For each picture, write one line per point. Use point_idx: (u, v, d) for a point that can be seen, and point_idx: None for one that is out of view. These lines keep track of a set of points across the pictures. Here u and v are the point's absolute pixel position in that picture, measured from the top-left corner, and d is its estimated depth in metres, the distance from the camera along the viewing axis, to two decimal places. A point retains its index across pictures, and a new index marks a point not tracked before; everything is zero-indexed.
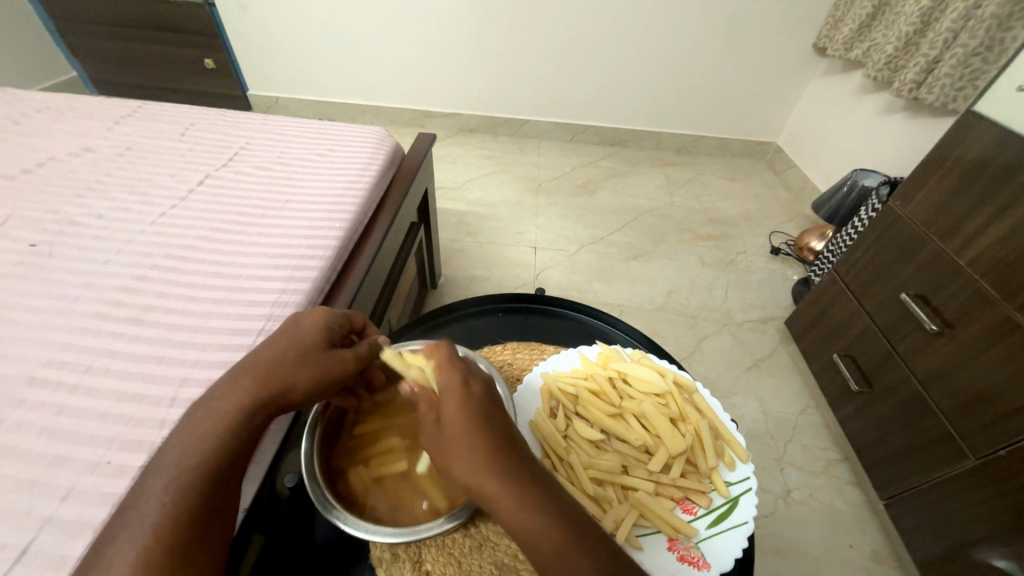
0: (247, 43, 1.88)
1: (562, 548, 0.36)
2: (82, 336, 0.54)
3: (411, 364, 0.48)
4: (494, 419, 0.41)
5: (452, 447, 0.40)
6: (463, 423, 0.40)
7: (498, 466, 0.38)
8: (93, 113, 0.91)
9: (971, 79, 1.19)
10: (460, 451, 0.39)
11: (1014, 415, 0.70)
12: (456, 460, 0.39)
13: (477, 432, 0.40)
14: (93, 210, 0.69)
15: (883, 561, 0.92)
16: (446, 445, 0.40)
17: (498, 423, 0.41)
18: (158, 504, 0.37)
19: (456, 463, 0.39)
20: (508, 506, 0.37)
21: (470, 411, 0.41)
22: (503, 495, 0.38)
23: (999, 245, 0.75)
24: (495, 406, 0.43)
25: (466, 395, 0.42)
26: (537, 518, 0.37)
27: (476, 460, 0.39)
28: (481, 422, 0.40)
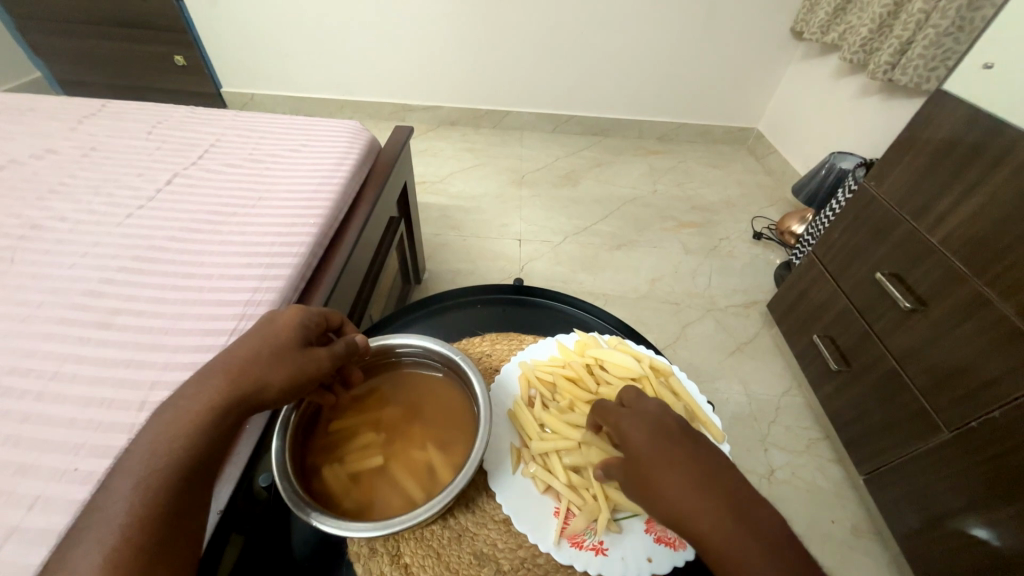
0: (219, 38, 1.83)
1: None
2: (47, 341, 0.52)
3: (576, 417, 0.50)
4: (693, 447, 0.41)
5: (656, 474, 0.40)
6: (651, 453, 0.41)
7: (692, 481, 0.39)
8: (55, 112, 0.88)
9: (942, 60, 1.20)
10: (667, 478, 0.39)
11: (986, 387, 0.72)
12: (662, 486, 0.39)
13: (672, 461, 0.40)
14: (56, 213, 0.67)
15: (864, 534, 0.94)
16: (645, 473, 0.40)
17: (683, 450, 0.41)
18: (125, 505, 0.36)
19: (657, 491, 0.39)
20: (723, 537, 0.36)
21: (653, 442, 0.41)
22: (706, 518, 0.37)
23: (971, 222, 0.77)
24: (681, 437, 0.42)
25: (656, 426, 0.43)
26: (765, 555, 0.35)
27: (675, 484, 0.39)
28: (678, 450, 0.41)
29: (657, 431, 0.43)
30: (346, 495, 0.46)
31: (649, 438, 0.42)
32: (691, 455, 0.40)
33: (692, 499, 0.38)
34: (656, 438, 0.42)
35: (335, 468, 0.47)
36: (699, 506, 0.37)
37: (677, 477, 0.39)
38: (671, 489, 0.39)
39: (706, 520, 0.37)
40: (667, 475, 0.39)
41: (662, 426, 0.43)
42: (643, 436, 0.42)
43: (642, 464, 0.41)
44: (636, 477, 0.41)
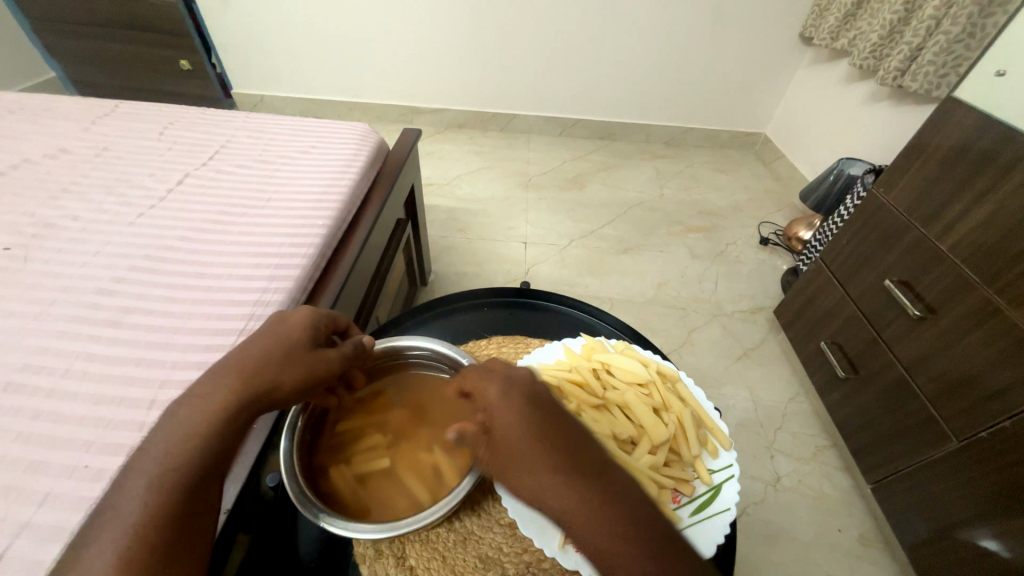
0: (230, 40, 1.86)
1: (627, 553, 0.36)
2: (59, 339, 0.53)
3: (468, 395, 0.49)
4: (553, 420, 0.43)
5: (512, 442, 0.41)
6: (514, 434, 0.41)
7: (550, 463, 0.39)
8: (69, 113, 0.89)
9: (953, 66, 1.20)
10: (527, 459, 0.40)
11: (995, 397, 0.71)
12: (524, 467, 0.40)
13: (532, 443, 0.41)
14: (69, 212, 0.68)
15: (871, 543, 0.93)
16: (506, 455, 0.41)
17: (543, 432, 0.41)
18: (139, 504, 0.36)
19: (515, 458, 0.41)
20: (569, 504, 0.38)
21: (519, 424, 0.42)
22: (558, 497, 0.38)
23: (981, 229, 0.76)
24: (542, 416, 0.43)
25: (522, 398, 0.44)
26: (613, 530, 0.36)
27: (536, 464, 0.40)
28: (537, 424, 0.42)
29: (523, 403, 0.43)
30: (358, 497, 0.46)
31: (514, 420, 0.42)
32: (552, 428, 0.42)
33: (547, 470, 0.39)
34: (518, 408, 0.43)
35: (342, 470, 0.47)
36: (551, 476, 0.39)
37: (537, 448, 0.40)
38: (528, 459, 0.40)
39: (561, 489, 0.38)
40: (527, 445, 0.41)
41: (528, 398, 0.44)
42: (505, 409, 0.43)
43: (500, 431, 0.42)
44: (496, 445, 0.42)
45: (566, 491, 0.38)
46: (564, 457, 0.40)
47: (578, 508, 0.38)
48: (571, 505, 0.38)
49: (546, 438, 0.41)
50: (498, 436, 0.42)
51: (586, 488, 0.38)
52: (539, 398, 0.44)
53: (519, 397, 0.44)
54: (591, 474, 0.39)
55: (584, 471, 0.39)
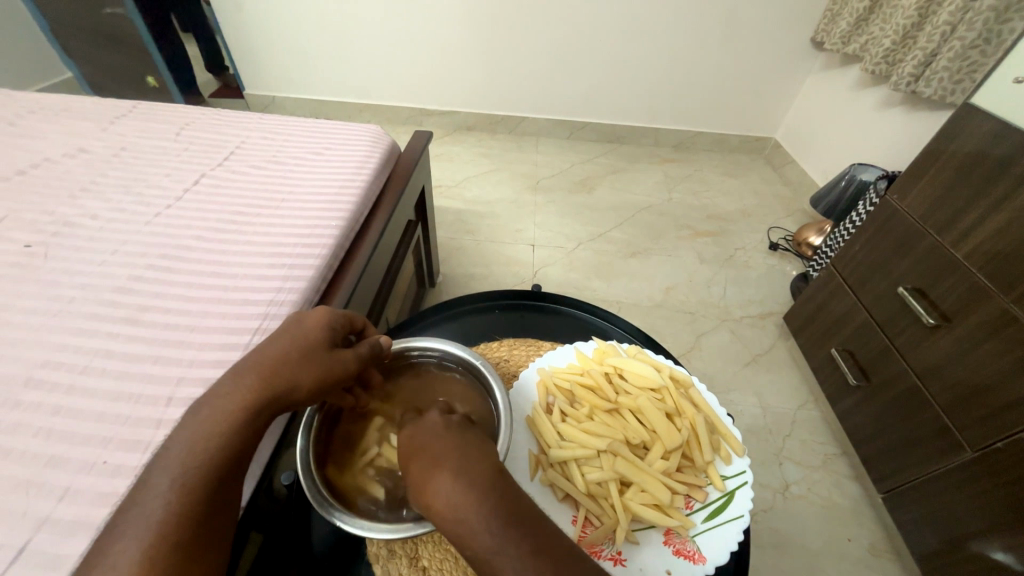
0: (244, 42, 1.88)
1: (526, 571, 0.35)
2: (78, 336, 0.54)
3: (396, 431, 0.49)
4: (465, 445, 0.42)
5: (419, 475, 0.40)
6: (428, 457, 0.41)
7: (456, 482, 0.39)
8: (88, 113, 0.91)
9: (969, 72, 1.18)
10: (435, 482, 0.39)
11: (1011, 407, 0.70)
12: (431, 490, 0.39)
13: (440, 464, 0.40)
14: (88, 211, 0.69)
15: (881, 554, 0.92)
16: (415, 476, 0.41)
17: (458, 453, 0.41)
18: (162, 502, 0.37)
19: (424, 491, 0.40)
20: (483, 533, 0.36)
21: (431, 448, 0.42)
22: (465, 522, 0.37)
23: (997, 238, 0.75)
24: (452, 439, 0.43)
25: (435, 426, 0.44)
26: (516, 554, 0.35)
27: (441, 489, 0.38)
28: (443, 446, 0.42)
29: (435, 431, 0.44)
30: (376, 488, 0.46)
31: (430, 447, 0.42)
32: (462, 453, 0.41)
33: (459, 500, 0.38)
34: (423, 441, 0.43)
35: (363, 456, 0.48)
36: (460, 506, 0.37)
37: (446, 477, 0.39)
38: (438, 491, 0.38)
39: (470, 521, 0.37)
40: (436, 476, 0.39)
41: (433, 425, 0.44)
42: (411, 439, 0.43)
43: (410, 464, 0.41)
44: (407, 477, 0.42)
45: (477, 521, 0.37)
46: (475, 484, 0.38)
47: (490, 537, 0.36)
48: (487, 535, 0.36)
49: (458, 464, 0.40)
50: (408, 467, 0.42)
51: (496, 515, 0.37)
52: (457, 425, 0.45)
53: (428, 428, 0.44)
54: (495, 493, 0.38)
55: (494, 497, 0.38)
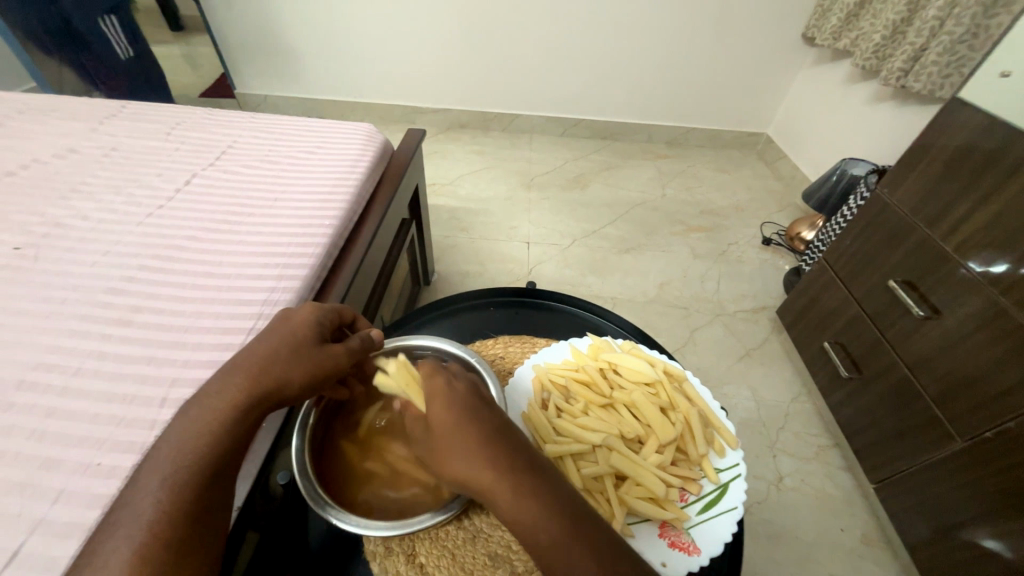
0: (233, 40, 1.86)
1: (556, 535, 0.37)
2: (71, 338, 0.53)
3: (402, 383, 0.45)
4: (498, 421, 0.42)
5: (458, 450, 0.40)
6: (448, 425, 0.41)
7: (480, 452, 0.39)
8: (75, 113, 0.89)
9: (956, 66, 1.20)
10: (459, 453, 0.40)
11: (1000, 397, 0.72)
12: (455, 460, 0.40)
13: (464, 432, 0.41)
14: (78, 211, 0.69)
15: (874, 543, 0.93)
16: (437, 443, 0.41)
17: (480, 420, 0.41)
18: (152, 502, 0.37)
19: (464, 467, 0.39)
20: (532, 513, 0.37)
21: (450, 412, 0.42)
22: (496, 491, 0.38)
23: (987, 230, 0.76)
24: (472, 403, 0.43)
25: (461, 392, 0.44)
26: (545, 516, 0.37)
27: (467, 462, 0.39)
28: (462, 413, 0.42)
29: (467, 396, 0.43)
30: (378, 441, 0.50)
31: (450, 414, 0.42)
32: (499, 430, 0.41)
33: (506, 484, 0.38)
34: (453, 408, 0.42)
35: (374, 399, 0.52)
36: (509, 484, 0.38)
37: (490, 453, 0.39)
38: (474, 465, 0.39)
39: (519, 499, 0.38)
40: (481, 454, 0.39)
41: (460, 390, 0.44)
42: (444, 407, 0.42)
43: (442, 436, 0.41)
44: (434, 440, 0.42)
45: (531, 501, 0.38)
46: (519, 466, 0.39)
47: (538, 517, 0.37)
48: (535, 517, 0.37)
49: (493, 432, 0.41)
50: (439, 438, 0.41)
51: (543, 494, 0.38)
52: (468, 391, 0.44)
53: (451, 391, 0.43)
54: (520, 462, 0.39)
55: (539, 475, 0.39)
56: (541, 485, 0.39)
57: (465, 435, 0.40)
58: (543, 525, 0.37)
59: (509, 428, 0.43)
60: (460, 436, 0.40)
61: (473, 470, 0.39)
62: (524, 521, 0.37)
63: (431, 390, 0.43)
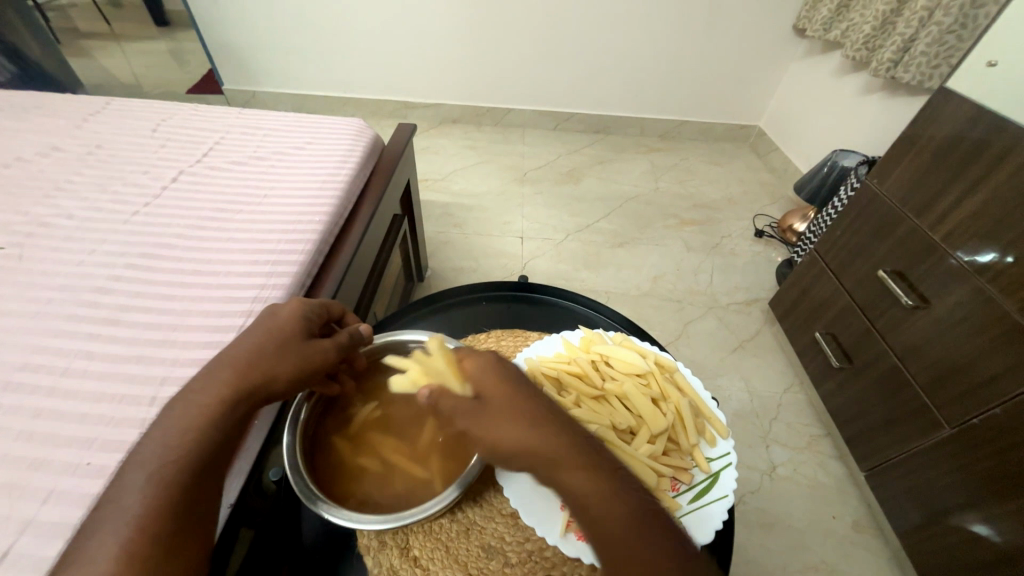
0: (220, 35, 1.83)
1: (632, 516, 0.36)
2: (57, 338, 0.53)
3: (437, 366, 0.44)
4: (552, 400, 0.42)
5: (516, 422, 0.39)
6: (515, 403, 0.41)
7: (551, 429, 0.39)
8: (59, 111, 0.88)
9: (945, 57, 1.20)
10: (528, 428, 0.39)
11: (987, 383, 0.73)
12: (525, 435, 0.39)
13: (533, 410, 0.40)
14: (64, 210, 0.68)
15: (864, 530, 0.95)
16: (501, 420, 0.40)
17: (544, 401, 0.42)
18: (139, 498, 0.37)
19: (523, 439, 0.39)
20: (606, 495, 0.37)
21: (514, 391, 0.42)
22: (570, 469, 0.37)
23: (974, 219, 0.77)
24: (532, 386, 0.43)
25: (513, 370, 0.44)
26: (620, 496, 0.37)
27: (540, 437, 0.39)
28: (527, 394, 0.42)
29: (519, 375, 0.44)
30: (370, 433, 0.50)
31: (513, 392, 0.42)
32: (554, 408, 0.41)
33: (571, 458, 0.38)
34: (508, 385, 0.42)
35: (366, 395, 0.53)
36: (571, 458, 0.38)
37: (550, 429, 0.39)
38: (545, 440, 0.38)
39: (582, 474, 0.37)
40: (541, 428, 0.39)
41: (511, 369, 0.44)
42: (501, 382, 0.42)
43: (500, 409, 0.40)
44: (494, 417, 0.40)
45: (606, 480, 0.37)
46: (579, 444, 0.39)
47: (615, 496, 0.37)
48: (610, 497, 0.37)
49: (557, 413, 0.41)
50: (499, 411, 0.40)
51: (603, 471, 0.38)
52: (523, 375, 0.44)
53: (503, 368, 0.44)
54: (588, 444, 0.40)
55: (598, 452, 0.39)
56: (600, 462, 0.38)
57: (535, 413, 0.40)
58: (620, 505, 0.36)
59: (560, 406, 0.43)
60: (528, 413, 0.40)
61: (546, 446, 0.38)
62: (586, 497, 0.37)
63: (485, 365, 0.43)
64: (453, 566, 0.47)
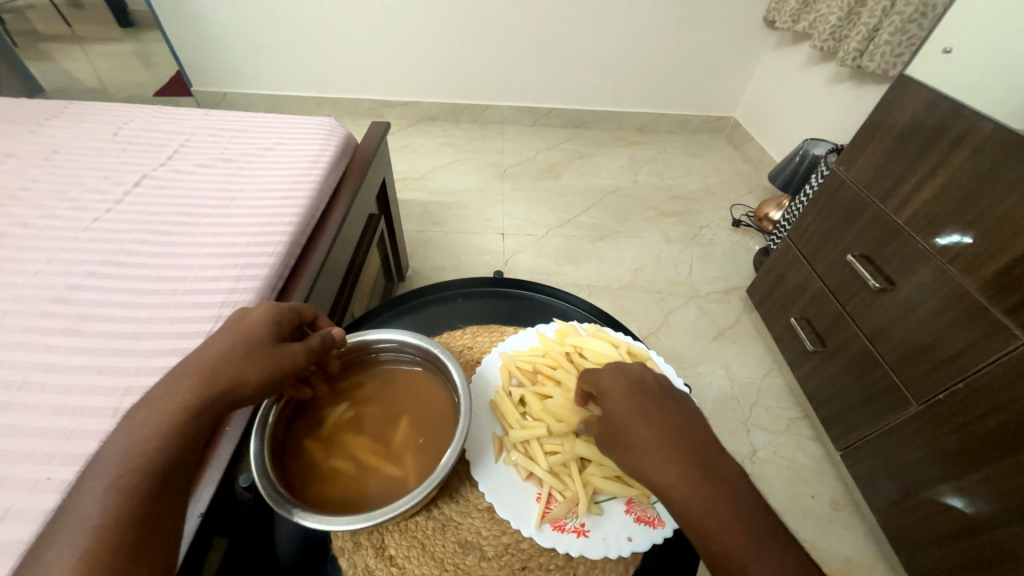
0: (186, 36, 1.78)
1: (748, 548, 0.35)
2: (13, 351, 0.51)
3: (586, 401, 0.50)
4: (686, 421, 0.42)
5: (642, 441, 0.41)
6: (635, 421, 0.42)
7: (668, 450, 0.39)
8: (13, 116, 0.85)
9: (907, 46, 1.23)
10: (645, 447, 0.40)
11: (951, 360, 0.75)
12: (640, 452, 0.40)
13: (652, 426, 0.41)
14: (19, 219, 0.65)
15: (842, 507, 0.97)
16: (622, 438, 0.42)
17: (665, 415, 0.42)
18: (99, 507, 0.36)
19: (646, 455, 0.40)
20: (722, 525, 0.36)
21: (634, 406, 0.43)
22: (684, 493, 0.38)
23: (935, 201, 0.79)
24: (656, 400, 0.43)
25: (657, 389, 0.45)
26: (738, 525, 0.36)
27: (658, 458, 0.39)
28: (643, 409, 0.42)
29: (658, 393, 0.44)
30: (345, 430, 0.50)
31: (633, 410, 0.43)
32: (686, 429, 0.41)
33: (678, 471, 0.38)
34: (634, 402, 0.43)
35: (339, 398, 0.52)
36: (700, 489, 0.37)
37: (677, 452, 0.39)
38: (660, 461, 0.39)
39: (712, 505, 0.37)
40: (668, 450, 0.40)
41: (648, 385, 0.45)
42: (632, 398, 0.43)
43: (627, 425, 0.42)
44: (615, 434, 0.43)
45: (721, 508, 0.37)
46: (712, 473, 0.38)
47: (730, 523, 0.36)
48: (728, 525, 0.36)
49: (675, 431, 0.41)
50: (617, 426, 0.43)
51: (733, 504, 0.37)
52: (648, 388, 0.45)
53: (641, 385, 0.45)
54: (705, 466, 0.39)
55: (721, 469, 0.39)
56: (731, 492, 0.37)
57: (654, 430, 0.41)
58: (739, 534, 0.36)
59: (698, 427, 0.42)
60: (647, 432, 0.41)
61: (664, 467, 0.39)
62: (713, 528, 0.36)
63: (614, 382, 0.45)
64: (431, 563, 0.47)
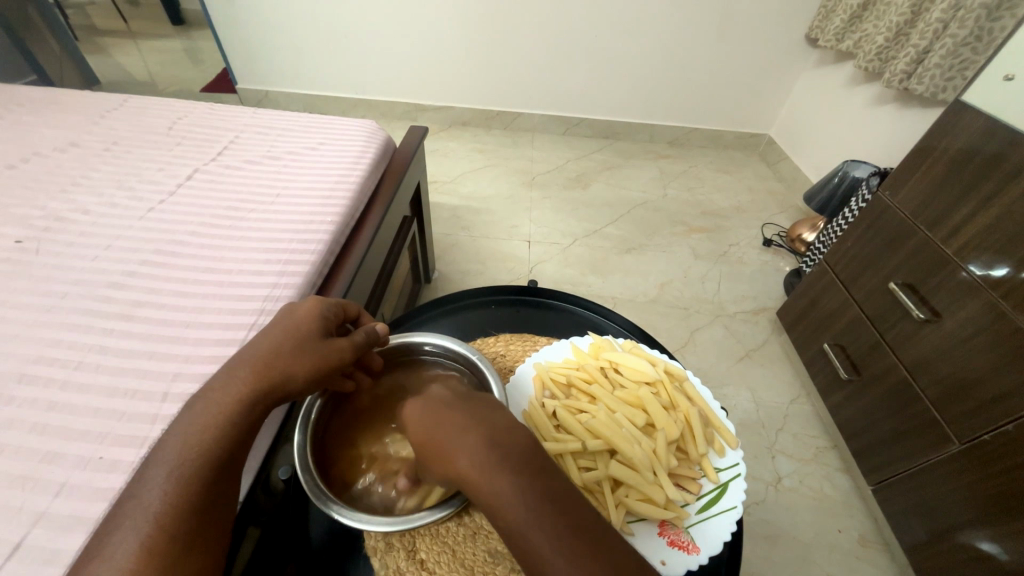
0: (234, 34, 1.85)
1: (545, 533, 0.35)
2: (72, 332, 0.53)
3: (557, 420, 0.54)
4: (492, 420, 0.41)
5: (452, 449, 0.39)
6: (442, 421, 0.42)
7: (472, 442, 0.39)
8: (78, 107, 0.89)
9: (959, 70, 1.19)
10: (446, 443, 0.40)
11: (999, 399, 0.72)
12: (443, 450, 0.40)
13: (455, 426, 0.41)
14: (81, 205, 0.69)
15: (871, 545, 0.94)
16: (431, 439, 0.42)
17: (473, 416, 0.42)
18: (159, 493, 0.37)
19: (465, 472, 0.38)
20: (517, 512, 0.36)
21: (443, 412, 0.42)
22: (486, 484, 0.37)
23: (989, 231, 0.76)
24: (463, 404, 0.43)
25: (460, 398, 0.45)
26: (536, 514, 0.36)
27: (460, 451, 0.39)
28: (453, 412, 0.42)
29: (465, 407, 0.43)
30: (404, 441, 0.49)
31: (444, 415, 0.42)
32: (489, 429, 0.40)
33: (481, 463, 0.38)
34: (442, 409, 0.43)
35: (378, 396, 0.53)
36: (505, 484, 0.37)
37: (510, 473, 0.37)
38: (458, 456, 0.39)
39: (516, 497, 0.36)
40: (482, 457, 0.38)
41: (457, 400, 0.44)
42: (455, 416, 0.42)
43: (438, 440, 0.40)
44: (424, 442, 0.42)
45: (518, 496, 0.36)
46: (531, 470, 0.37)
47: (525, 512, 0.36)
48: (527, 516, 0.36)
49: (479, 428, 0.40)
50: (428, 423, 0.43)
51: (533, 496, 0.36)
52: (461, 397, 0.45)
53: (448, 402, 0.44)
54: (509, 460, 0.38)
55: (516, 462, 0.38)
56: (533, 484, 0.37)
57: (461, 431, 0.40)
58: (536, 523, 0.35)
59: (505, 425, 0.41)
60: (452, 429, 0.41)
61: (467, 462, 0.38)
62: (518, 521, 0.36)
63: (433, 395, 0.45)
64: (460, 570, 0.47)
